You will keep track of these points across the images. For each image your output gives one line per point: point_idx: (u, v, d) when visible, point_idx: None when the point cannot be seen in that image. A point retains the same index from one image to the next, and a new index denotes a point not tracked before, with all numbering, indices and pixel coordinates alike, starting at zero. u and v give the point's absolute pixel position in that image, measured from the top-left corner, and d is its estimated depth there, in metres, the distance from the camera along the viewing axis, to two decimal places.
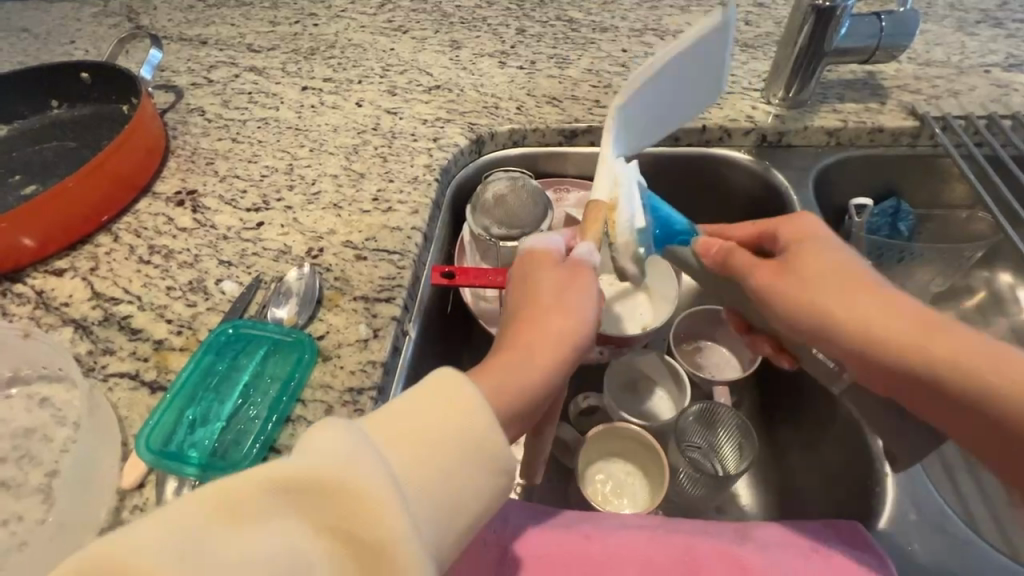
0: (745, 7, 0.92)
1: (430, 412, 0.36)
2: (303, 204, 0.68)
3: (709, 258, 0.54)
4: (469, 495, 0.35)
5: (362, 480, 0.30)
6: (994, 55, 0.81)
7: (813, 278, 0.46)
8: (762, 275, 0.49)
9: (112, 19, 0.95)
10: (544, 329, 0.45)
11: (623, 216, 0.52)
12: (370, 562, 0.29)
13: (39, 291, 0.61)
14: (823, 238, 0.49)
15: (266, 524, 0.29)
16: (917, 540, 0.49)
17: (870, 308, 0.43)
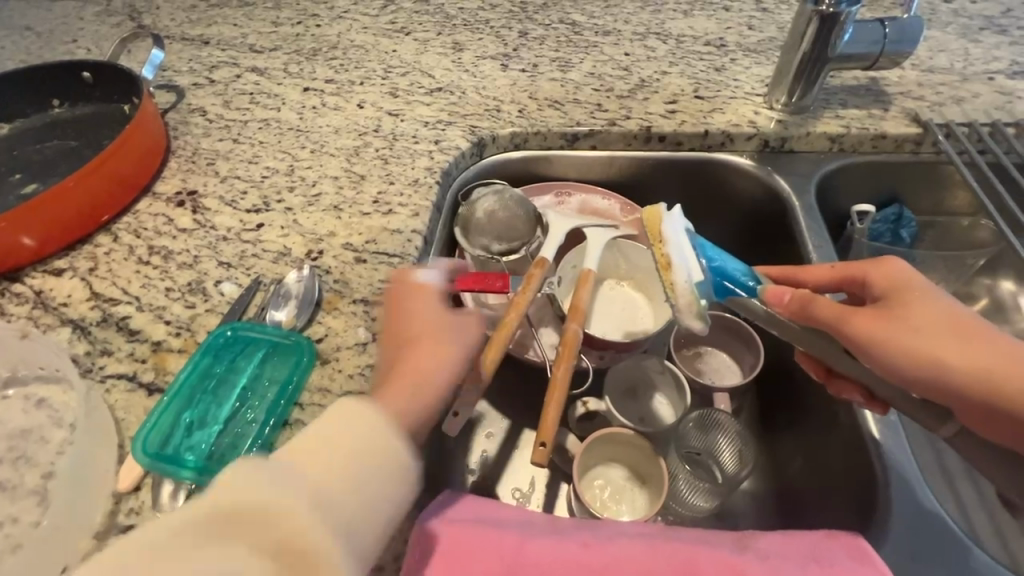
0: (748, 11, 0.92)
1: (336, 423, 0.37)
2: (304, 205, 0.67)
3: (781, 306, 0.51)
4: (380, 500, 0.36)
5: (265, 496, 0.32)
6: (998, 62, 0.81)
7: (923, 328, 0.45)
8: (860, 323, 0.47)
9: (115, 18, 0.95)
10: (431, 354, 0.46)
11: (677, 278, 0.53)
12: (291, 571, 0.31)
13: (38, 291, 0.60)
14: (916, 283, 0.48)
15: (198, 552, 0.31)
16: (919, 549, 0.48)
17: (992, 363, 0.42)
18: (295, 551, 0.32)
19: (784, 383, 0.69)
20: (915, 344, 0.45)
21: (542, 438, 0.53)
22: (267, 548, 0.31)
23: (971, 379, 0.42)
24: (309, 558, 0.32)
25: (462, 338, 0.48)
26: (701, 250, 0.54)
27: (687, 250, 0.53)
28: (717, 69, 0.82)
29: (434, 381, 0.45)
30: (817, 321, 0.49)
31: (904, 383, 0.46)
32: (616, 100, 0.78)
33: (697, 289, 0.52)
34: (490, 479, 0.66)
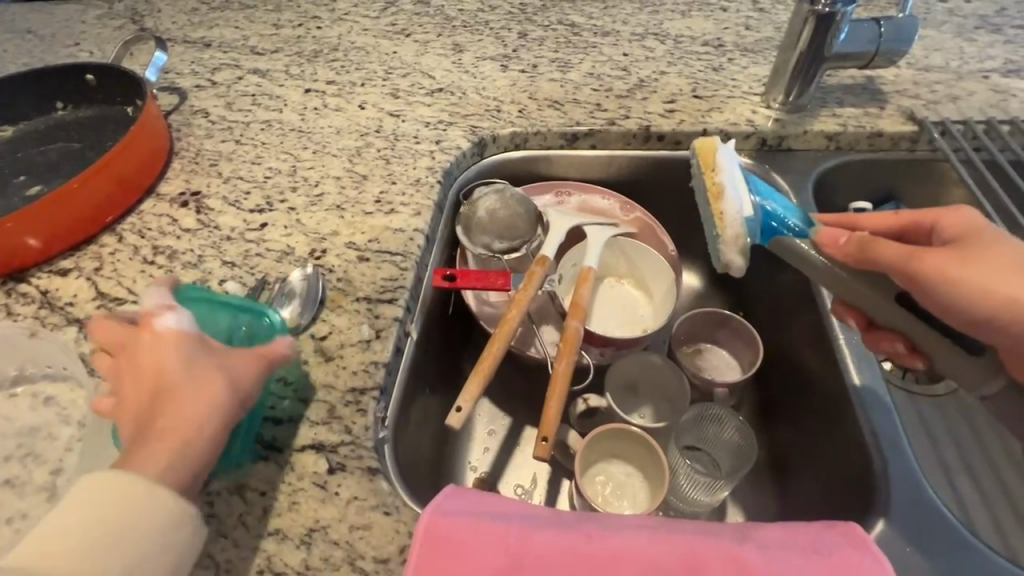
0: (746, 12, 0.93)
1: (95, 484, 0.40)
2: (306, 205, 0.68)
3: (837, 250, 0.50)
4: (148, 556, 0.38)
5: None
6: (993, 61, 0.82)
7: (992, 268, 0.46)
8: (936, 265, 0.46)
9: (117, 22, 0.96)
10: (195, 408, 0.44)
11: (728, 209, 0.53)
12: None
13: (44, 291, 0.61)
14: (980, 228, 0.49)
15: None
16: (918, 539, 0.49)
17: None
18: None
19: (784, 378, 0.69)
20: (986, 284, 0.46)
21: (545, 432, 0.54)
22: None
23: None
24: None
25: (221, 385, 0.45)
26: (755, 186, 0.55)
27: (742, 183, 0.54)
28: (715, 69, 0.82)
29: (192, 444, 0.43)
30: (880, 263, 0.48)
31: (966, 323, 0.47)
32: (615, 99, 0.79)
33: (749, 220, 0.53)
34: (493, 475, 0.66)
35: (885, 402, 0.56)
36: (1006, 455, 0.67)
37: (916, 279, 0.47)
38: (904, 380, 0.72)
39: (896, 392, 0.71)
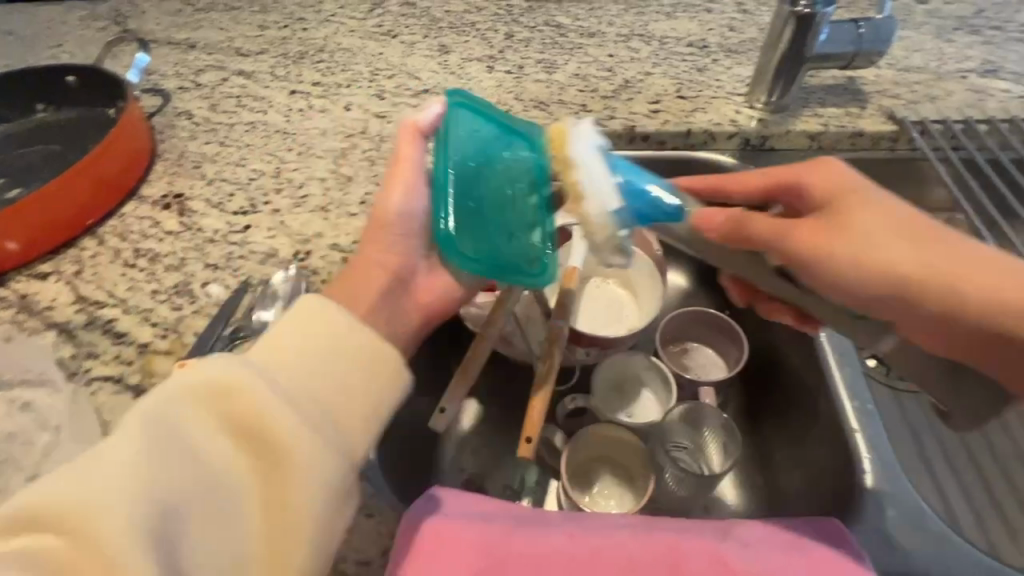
0: (730, 13, 0.94)
1: (291, 329, 0.41)
2: (291, 207, 0.68)
3: (714, 230, 0.51)
4: (358, 388, 0.41)
5: (235, 382, 0.37)
6: (971, 61, 0.83)
7: (870, 233, 0.47)
8: (804, 243, 0.48)
9: (100, 23, 0.95)
10: (373, 270, 0.53)
11: (590, 199, 0.48)
12: (266, 457, 0.36)
13: (22, 295, 0.60)
14: (859, 186, 0.49)
15: (187, 435, 0.35)
16: (895, 531, 0.50)
17: (925, 260, 0.46)
18: (259, 434, 0.36)
19: (768, 374, 0.70)
20: (859, 252, 0.47)
21: (529, 433, 0.56)
22: (229, 429, 0.36)
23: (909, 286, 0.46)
24: (273, 440, 0.36)
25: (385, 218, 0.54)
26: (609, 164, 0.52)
27: (594, 160, 0.51)
28: (699, 70, 0.83)
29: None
30: (754, 242, 0.50)
31: (851, 295, 0.48)
32: (600, 100, 0.79)
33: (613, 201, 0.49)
34: (480, 476, 0.66)
35: (865, 399, 0.58)
36: (987, 451, 0.67)
37: (791, 259, 0.49)
38: (887, 376, 0.73)
39: (879, 389, 0.72)
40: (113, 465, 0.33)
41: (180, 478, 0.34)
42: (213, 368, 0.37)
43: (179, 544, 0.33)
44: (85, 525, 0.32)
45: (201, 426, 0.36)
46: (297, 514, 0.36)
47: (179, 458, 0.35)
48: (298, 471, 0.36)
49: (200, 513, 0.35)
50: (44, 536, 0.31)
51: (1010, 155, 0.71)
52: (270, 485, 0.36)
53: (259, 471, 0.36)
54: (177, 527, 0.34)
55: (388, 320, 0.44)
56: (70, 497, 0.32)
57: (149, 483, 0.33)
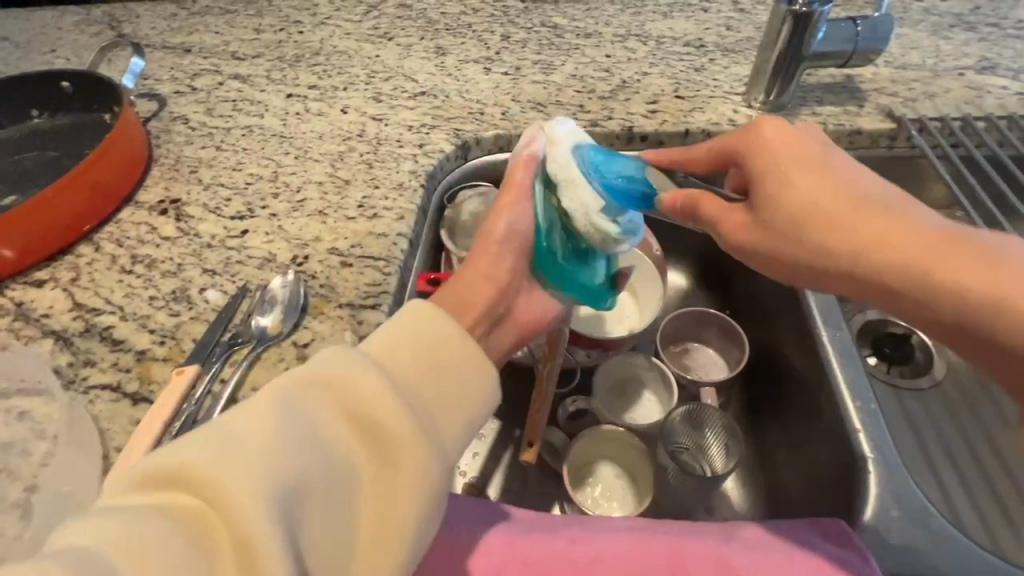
0: (726, 12, 0.93)
1: (404, 324, 0.40)
2: (288, 211, 0.67)
3: (678, 215, 0.51)
4: (461, 394, 0.39)
5: (358, 371, 0.35)
6: (968, 58, 0.83)
7: (794, 191, 0.45)
8: (735, 229, 0.48)
9: (94, 28, 0.94)
10: (494, 262, 0.48)
11: (578, 219, 0.50)
12: (378, 451, 0.34)
13: (19, 303, 0.60)
14: (802, 154, 0.46)
15: (292, 422, 0.33)
16: (901, 533, 0.50)
17: (853, 222, 0.42)
18: (378, 425, 0.34)
19: (770, 375, 0.70)
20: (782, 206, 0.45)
21: (530, 438, 0.58)
22: (348, 417, 0.35)
23: (835, 256, 0.42)
24: (391, 434, 0.34)
25: (514, 219, 0.49)
26: (586, 165, 0.50)
27: (570, 169, 0.50)
28: (696, 69, 0.83)
29: (480, 282, 0.47)
30: (702, 222, 0.50)
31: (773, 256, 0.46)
32: (598, 101, 0.79)
33: (600, 216, 0.50)
34: (483, 480, 0.66)
35: (868, 398, 0.57)
36: (990, 449, 0.67)
37: (727, 246, 0.48)
38: (889, 374, 0.74)
39: (880, 386, 0.72)
40: (239, 435, 0.32)
41: (298, 463, 0.32)
42: (336, 357, 0.36)
43: (297, 531, 0.30)
44: (216, 496, 0.29)
45: (322, 410, 0.34)
46: (409, 511, 0.33)
47: (301, 439, 0.32)
48: (414, 469, 0.34)
49: (315, 499, 0.32)
50: (178, 497, 0.30)
51: (1009, 152, 0.71)
52: (382, 482, 0.34)
53: (373, 465, 0.34)
54: (295, 512, 0.31)
55: (501, 328, 0.48)
56: (196, 463, 0.30)
57: (274, 459, 0.31)
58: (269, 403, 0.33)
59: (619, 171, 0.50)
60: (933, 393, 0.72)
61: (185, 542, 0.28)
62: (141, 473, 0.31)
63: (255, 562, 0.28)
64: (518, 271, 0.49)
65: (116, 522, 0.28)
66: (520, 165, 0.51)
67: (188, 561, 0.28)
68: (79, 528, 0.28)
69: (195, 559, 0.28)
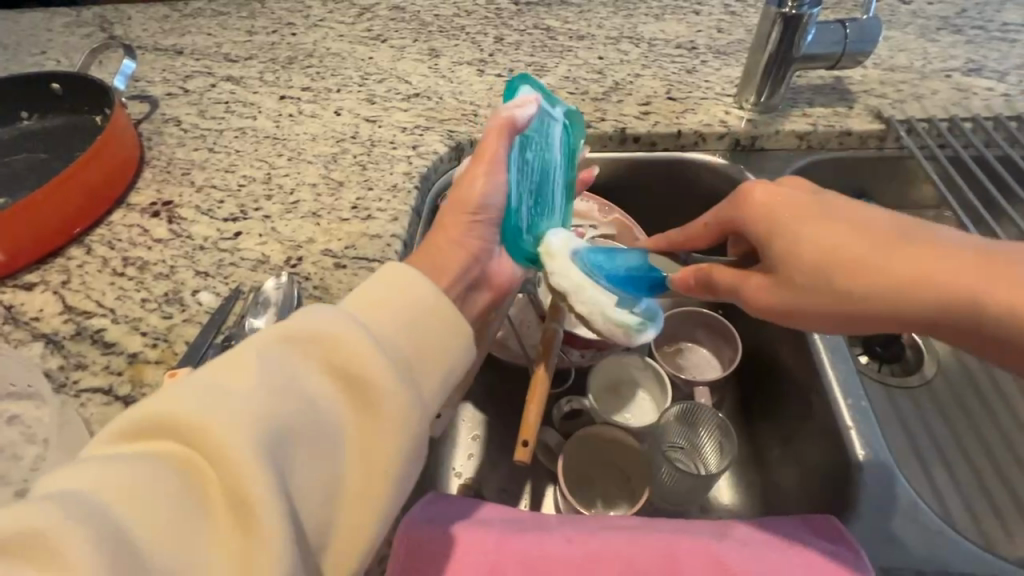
0: (718, 15, 0.94)
1: (381, 282, 0.40)
2: (282, 213, 0.67)
3: (691, 292, 0.51)
4: (442, 349, 0.39)
5: (336, 324, 0.35)
6: (955, 60, 0.84)
7: (808, 242, 0.43)
8: (759, 292, 0.46)
9: (85, 29, 0.94)
10: (463, 230, 0.50)
11: (597, 321, 0.54)
12: (358, 400, 0.34)
13: (8, 306, 0.59)
14: (799, 202, 0.45)
15: (271, 369, 0.33)
16: (890, 529, 0.50)
17: (883, 262, 0.41)
18: (359, 376, 0.34)
19: (763, 375, 0.70)
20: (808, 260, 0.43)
21: (524, 435, 0.57)
22: (330, 370, 0.34)
23: (875, 302, 0.41)
24: (372, 386, 0.34)
25: (483, 187, 0.50)
26: (593, 269, 0.54)
27: (577, 277, 0.53)
28: (688, 72, 0.84)
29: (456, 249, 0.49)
30: (721, 294, 0.48)
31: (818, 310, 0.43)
32: (591, 103, 0.79)
33: (618, 313, 0.54)
34: (477, 481, 0.66)
35: (859, 395, 0.57)
36: (979, 445, 0.68)
37: (751, 310, 0.46)
38: (880, 372, 0.75)
39: (871, 384, 0.73)
40: (220, 386, 0.31)
41: (280, 411, 0.32)
42: (314, 314, 0.36)
43: (284, 477, 0.30)
44: (202, 445, 0.29)
45: (303, 363, 0.34)
46: (392, 457, 0.34)
47: (282, 390, 0.32)
48: (396, 418, 0.34)
49: (300, 448, 0.32)
50: (162, 449, 0.30)
51: (996, 153, 0.72)
52: (364, 432, 0.34)
53: (355, 415, 0.34)
54: (281, 459, 0.31)
55: (477, 293, 0.50)
56: (179, 411, 0.30)
57: (256, 409, 0.31)
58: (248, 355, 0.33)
59: (621, 264, 0.55)
60: (923, 390, 0.73)
61: (173, 485, 0.28)
62: (126, 424, 0.31)
63: (244, 504, 0.28)
64: (487, 240, 0.51)
65: (102, 469, 0.28)
66: (494, 132, 0.51)
67: (177, 505, 0.28)
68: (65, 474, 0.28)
69: (181, 507, 0.28)
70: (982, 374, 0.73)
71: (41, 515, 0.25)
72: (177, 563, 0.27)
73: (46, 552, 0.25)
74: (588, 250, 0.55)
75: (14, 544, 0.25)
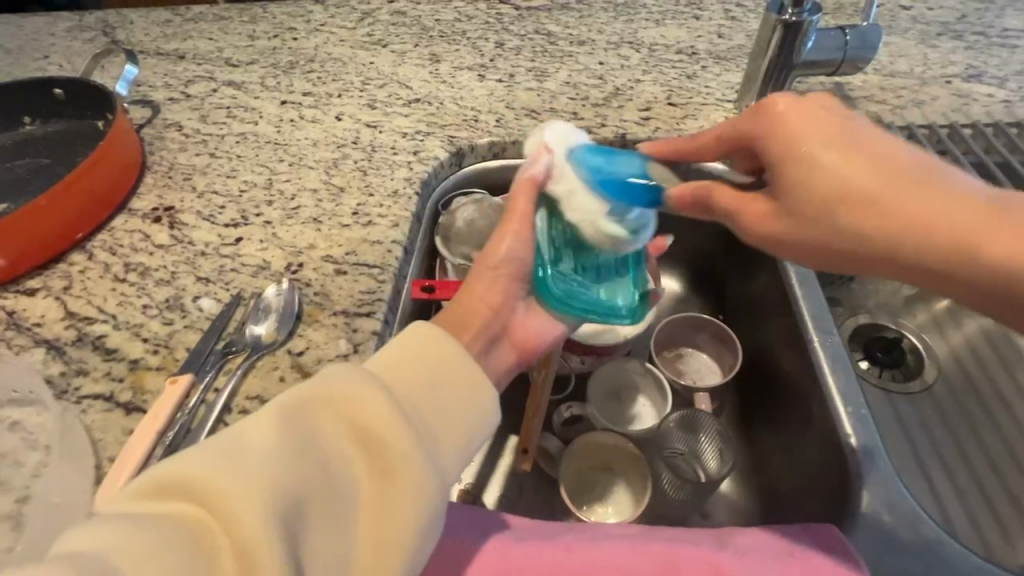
0: (718, 20, 0.94)
1: (403, 341, 0.40)
2: (282, 219, 0.67)
3: (690, 211, 0.49)
4: (462, 412, 0.39)
5: (360, 387, 0.35)
6: (955, 66, 0.84)
7: (827, 167, 0.41)
8: (761, 219, 0.45)
9: (88, 34, 0.94)
10: (488, 283, 0.48)
11: (585, 228, 0.50)
12: (376, 465, 0.34)
13: (11, 311, 0.59)
14: (821, 123, 0.43)
15: (294, 432, 0.33)
16: (887, 541, 0.50)
17: (896, 200, 0.40)
18: (380, 442, 0.34)
19: (764, 382, 0.70)
20: (819, 191, 0.41)
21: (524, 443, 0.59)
22: (350, 435, 0.34)
23: (860, 245, 0.41)
24: (393, 452, 0.34)
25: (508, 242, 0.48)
26: (585, 171, 0.49)
27: (568, 180, 0.50)
28: (688, 77, 0.84)
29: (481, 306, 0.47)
30: (717, 214, 0.48)
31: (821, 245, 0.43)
32: (591, 108, 0.79)
33: (606, 222, 0.49)
34: (478, 488, 0.66)
35: (859, 403, 0.57)
36: (981, 451, 0.68)
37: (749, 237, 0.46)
38: (880, 377, 0.75)
39: (872, 389, 0.73)
40: (244, 451, 0.32)
41: (299, 474, 0.32)
42: (340, 374, 0.36)
43: (296, 545, 0.30)
44: (218, 510, 0.29)
45: (326, 425, 0.34)
46: (409, 529, 0.33)
47: (305, 453, 0.32)
48: (416, 484, 0.34)
49: (315, 517, 0.32)
50: (176, 510, 0.30)
51: (996, 159, 0.72)
52: (380, 499, 0.33)
53: (374, 480, 0.34)
54: (296, 528, 0.30)
55: (501, 346, 0.48)
56: (202, 475, 0.30)
57: (276, 475, 0.31)
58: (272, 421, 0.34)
59: (619, 169, 0.49)
60: (924, 397, 0.73)
61: (186, 554, 0.28)
62: (148, 484, 0.31)
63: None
64: (513, 292, 0.49)
65: (117, 530, 0.28)
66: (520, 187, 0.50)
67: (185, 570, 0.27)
68: (81, 534, 0.28)
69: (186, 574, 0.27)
70: (983, 381, 0.72)
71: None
72: None
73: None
74: (586, 151, 0.51)
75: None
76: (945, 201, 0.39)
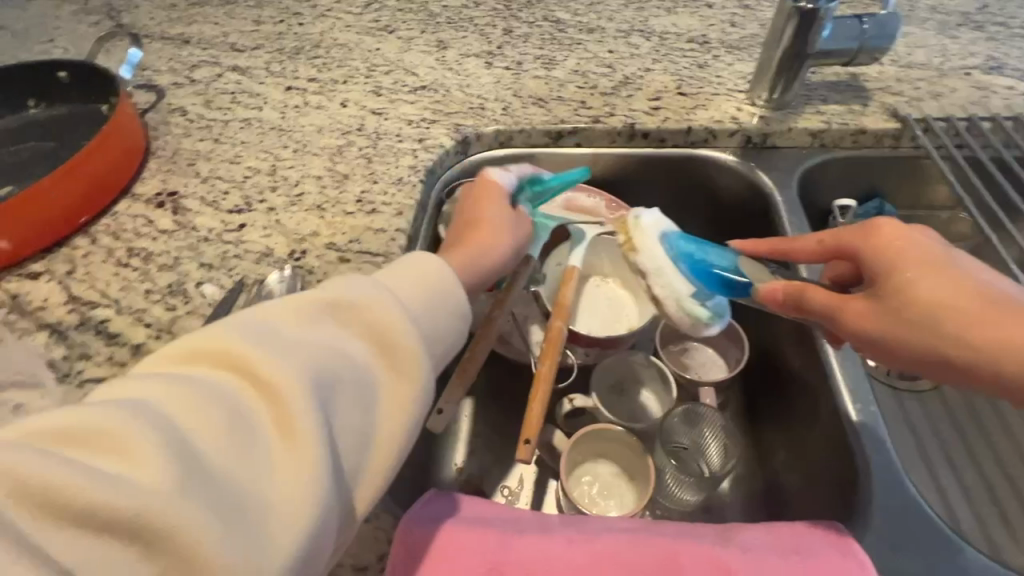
0: (731, 8, 0.92)
1: (406, 261, 0.44)
2: (286, 205, 0.67)
3: (775, 304, 0.51)
4: (455, 320, 0.43)
5: (367, 291, 0.40)
6: (974, 58, 0.82)
7: (929, 282, 0.43)
8: (861, 318, 0.45)
9: (92, 17, 0.93)
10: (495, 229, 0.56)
11: (669, 306, 0.58)
12: (385, 356, 0.39)
13: (14, 295, 0.59)
14: (916, 247, 0.45)
15: (309, 326, 0.38)
16: (898, 540, 0.49)
17: (970, 319, 0.41)
18: (387, 338, 0.39)
19: (769, 378, 0.69)
20: (934, 299, 0.42)
21: (527, 435, 0.54)
22: (366, 335, 0.39)
23: (926, 346, 0.42)
24: (399, 345, 0.39)
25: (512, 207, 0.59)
26: (678, 255, 0.58)
27: (658, 259, 0.58)
28: (700, 66, 0.82)
29: (496, 234, 0.55)
30: (811, 314, 0.49)
31: (922, 359, 0.42)
32: (600, 97, 0.78)
33: (689, 303, 0.58)
34: (478, 478, 0.66)
35: (868, 400, 0.56)
36: (988, 452, 0.67)
37: (853, 336, 0.46)
38: (889, 375, 0.73)
39: (881, 388, 0.72)
40: (273, 336, 0.36)
41: (316, 357, 0.36)
42: (350, 283, 0.40)
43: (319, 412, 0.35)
44: (245, 376, 0.34)
45: (335, 322, 0.39)
46: (412, 407, 0.39)
47: (319, 343, 0.37)
48: (418, 373, 0.39)
49: (340, 396, 0.36)
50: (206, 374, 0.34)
51: (1014, 153, 0.71)
52: (391, 384, 0.39)
53: (384, 369, 0.39)
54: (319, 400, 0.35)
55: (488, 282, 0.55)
56: (237, 346, 0.35)
57: (298, 356, 0.35)
58: (289, 314, 0.38)
59: (708, 261, 0.57)
60: (934, 396, 0.72)
61: (222, 403, 0.32)
62: (179, 352, 0.35)
63: (290, 423, 0.33)
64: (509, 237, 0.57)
65: (165, 383, 0.32)
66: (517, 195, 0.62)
67: (225, 418, 0.32)
68: (125, 391, 0.32)
69: (228, 416, 0.32)
70: None
71: (102, 421, 0.29)
72: (224, 460, 0.31)
73: (115, 444, 0.29)
74: (676, 236, 0.59)
75: (81, 440, 0.29)
76: (992, 328, 0.40)
